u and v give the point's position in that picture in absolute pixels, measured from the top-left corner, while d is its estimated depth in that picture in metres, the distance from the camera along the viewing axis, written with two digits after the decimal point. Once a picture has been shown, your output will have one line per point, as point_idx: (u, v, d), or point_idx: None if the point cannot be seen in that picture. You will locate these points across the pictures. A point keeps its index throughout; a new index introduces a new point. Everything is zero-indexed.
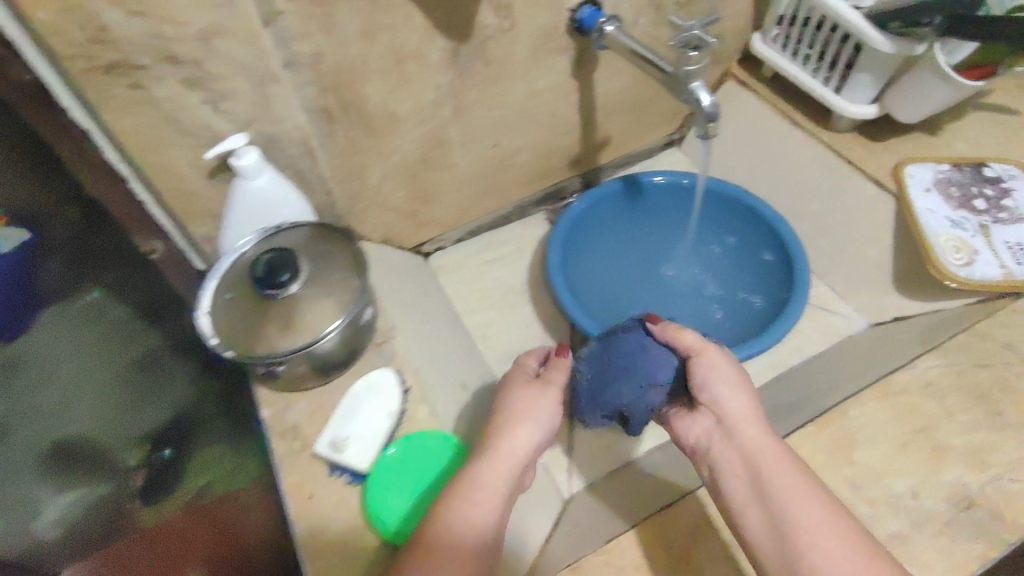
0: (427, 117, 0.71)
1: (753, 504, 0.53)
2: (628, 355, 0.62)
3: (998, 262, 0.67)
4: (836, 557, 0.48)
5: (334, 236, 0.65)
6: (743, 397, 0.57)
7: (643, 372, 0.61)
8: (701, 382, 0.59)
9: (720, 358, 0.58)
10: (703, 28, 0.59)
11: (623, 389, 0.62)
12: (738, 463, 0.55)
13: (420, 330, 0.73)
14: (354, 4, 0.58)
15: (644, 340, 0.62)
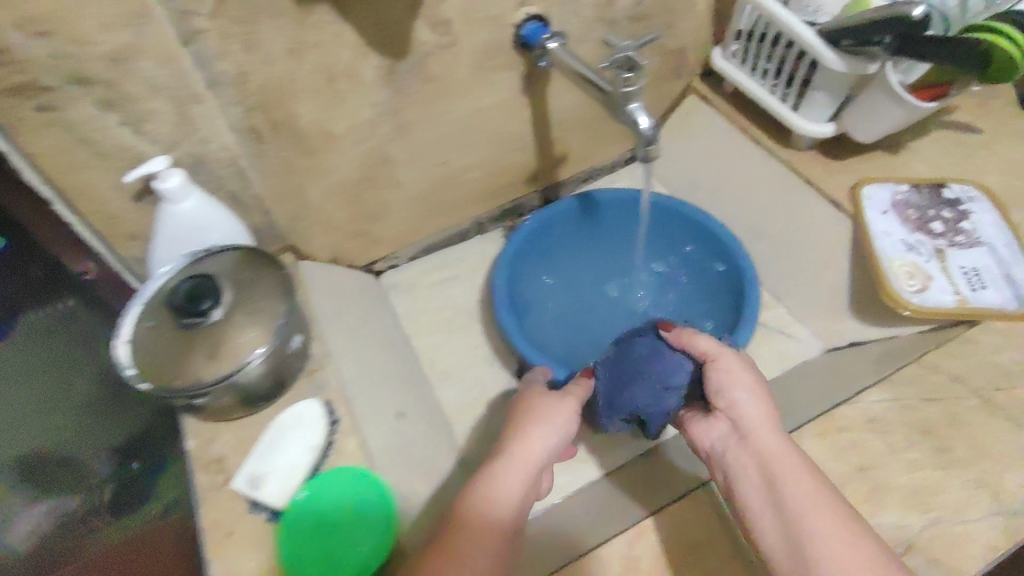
0: (366, 134, 0.70)
1: (767, 508, 0.50)
2: (642, 358, 0.63)
3: (953, 288, 0.65)
4: (850, 562, 0.45)
5: (263, 263, 0.63)
6: (759, 401, 0.56)
7: (657, 374, 0.62)
8: (719, 386, 0.58)
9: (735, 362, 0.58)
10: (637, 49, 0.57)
11: (637, 391, 0.63)
12: (752, 465, 0.53)
13: (361, 357, 0.71)
14: (278, 22, 0.56)
15: (658, 345, 0.64)
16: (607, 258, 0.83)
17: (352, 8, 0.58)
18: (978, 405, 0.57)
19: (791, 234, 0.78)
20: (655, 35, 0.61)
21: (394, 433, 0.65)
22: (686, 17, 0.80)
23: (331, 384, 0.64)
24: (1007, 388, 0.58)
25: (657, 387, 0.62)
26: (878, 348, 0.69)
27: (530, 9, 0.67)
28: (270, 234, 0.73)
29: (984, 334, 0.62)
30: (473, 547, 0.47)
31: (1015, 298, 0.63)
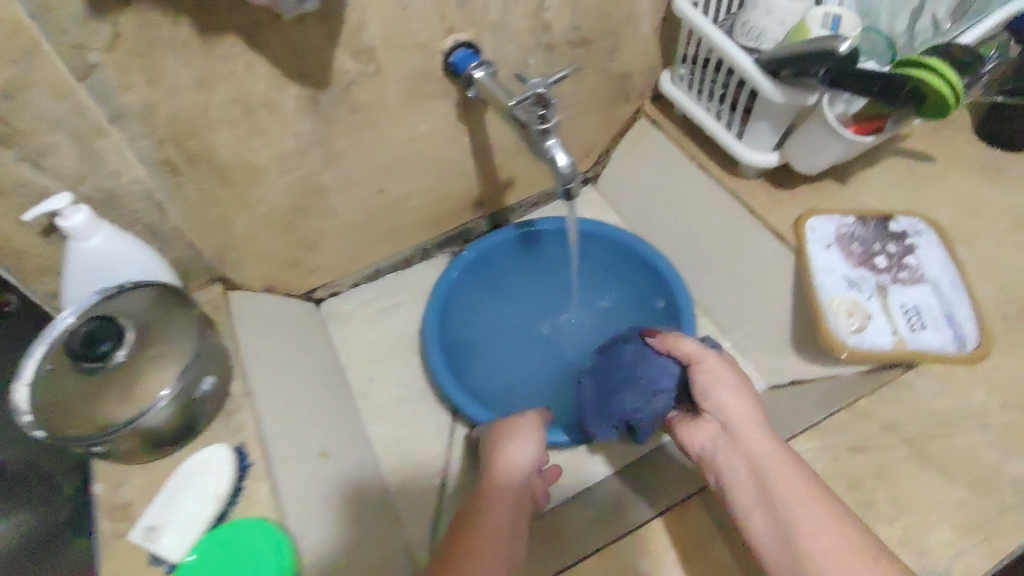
0: (293, 165, 0.68)
1: (761, 508, 0.50)
2: (631, 365, 0.69)
3: (892, 328, 0.63)
4: (843, 555, 0.46)
5: (174, 301, 0.61)
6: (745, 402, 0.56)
7: (646, 380, 0.66)
8: (705, 389, 0.59)
9: (719, 364, 0.59)
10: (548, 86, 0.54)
11: (626, 397, 0.68)
12: (742, 466, 0.53)
13: (288, 393, 0.70)
14: (182, 55, 0.53)
15: (644, 351, 0.69)
16: (543, 293, 0.86)
17: (263, 38, 0.55)
18: (908, 457, 0.55)
19: (733, 266, 0.78)
20: (564, 74, 0.58)
21: (316, 478, 0.64)
22: (631, 42, 0.78)
23: (247, 426, 0.63)
24: (939, 437, 0.56)
25: (645, 393, 0.66)
26: (818, 387, 0.66)
27: (460, 35, 0.65)
28: (196, 266, 0.71)
29: (920, 379, 0.60)
30: (492, 544, 0.50)
31: (955, 340, 0.61)
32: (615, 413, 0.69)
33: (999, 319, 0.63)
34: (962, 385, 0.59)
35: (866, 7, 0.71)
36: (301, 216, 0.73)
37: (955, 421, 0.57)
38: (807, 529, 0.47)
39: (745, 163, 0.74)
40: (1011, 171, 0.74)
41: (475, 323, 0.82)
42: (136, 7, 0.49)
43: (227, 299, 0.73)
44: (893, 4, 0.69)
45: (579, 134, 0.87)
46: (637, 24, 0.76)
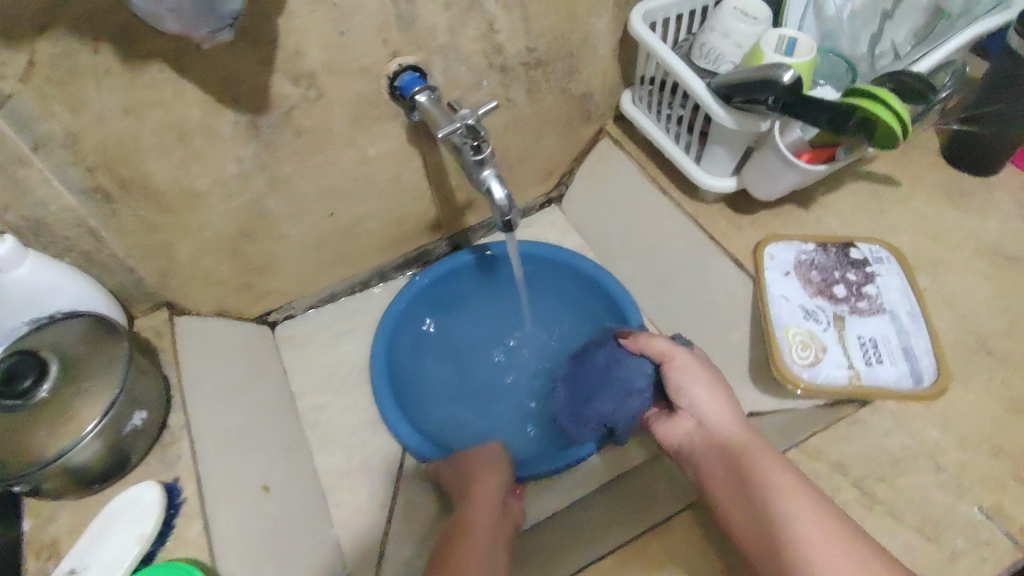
0: (235, 190, 0.66)
1: (735, 495, 0.53)
2: (606, 368, 0.70)
3: (847, 361, 0.61)
4: (820, 530, 0.47)
5: (105, 334, 0.59)
6: (718, 397, 0.59)
7: (621, 382, 0.68)
8: (677, 386, 0.62)
9: (691, 362, 0.62)
10: (477, 116, 0.57)
11: (602, 400, 0.69)
12: (718, 457, 0.55)
13: (231, 423, 0.68)
14: (106, 82, 0.51)
15: (618, 354, 0.70)
16: (496, 320, 0.89)
17: (193, 64, 0.54)
18: (857, 501, 0.53)
19: (695, 291, 0.76)
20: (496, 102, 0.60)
21: (255, 515, 0.63)
22: (590, 62, 0.76)
23: (183, 459, 0.60)
24: (890, 479, 0.54)
25: (620, 395, 0.67)
26: (772, 421, 0.64)
27: (405, 59, 0.63)
28: (139, 292, 0.68)
29: (874, 416, 0.58)
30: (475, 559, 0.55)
31: (911, 375, 0.60)
32: (593, 415, 0.71)
33: (957, 352, 0.61)
34: (916, 423, 0.57)
35: (828, 28, 0.69)
36: (249, 241, 0.72)
37: (906, 461, 0.55)
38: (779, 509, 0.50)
39: (703, 188, 0.72)
40: (976, 197, 0.72)
41: (428, 351, 0.85)
42: (52, 35, 0.47)
43: (172, 324, 0.71)
44: (853, 29, 0.68)
45: (541, 154, 0.85)
46: (595, 44, 0.74)
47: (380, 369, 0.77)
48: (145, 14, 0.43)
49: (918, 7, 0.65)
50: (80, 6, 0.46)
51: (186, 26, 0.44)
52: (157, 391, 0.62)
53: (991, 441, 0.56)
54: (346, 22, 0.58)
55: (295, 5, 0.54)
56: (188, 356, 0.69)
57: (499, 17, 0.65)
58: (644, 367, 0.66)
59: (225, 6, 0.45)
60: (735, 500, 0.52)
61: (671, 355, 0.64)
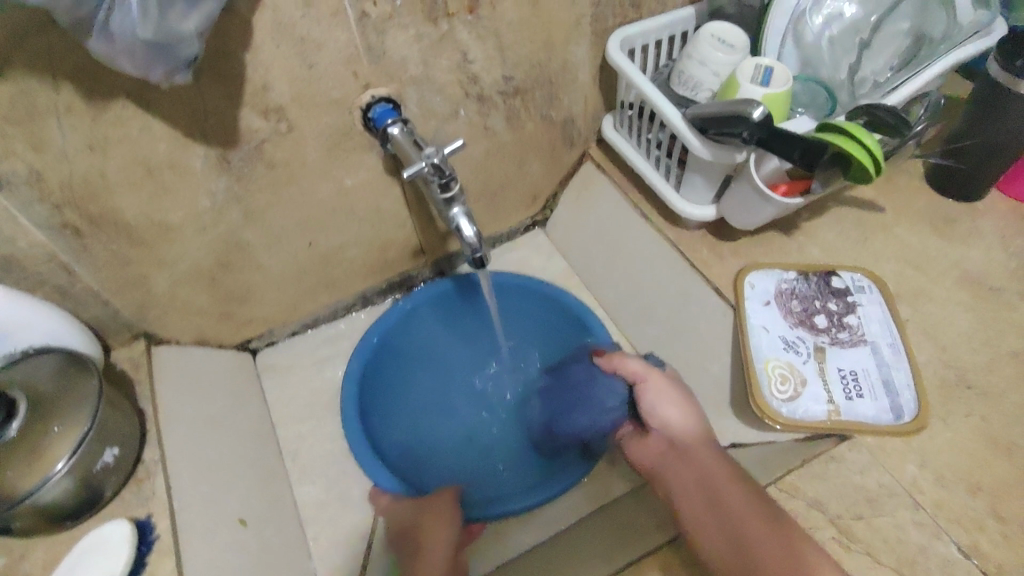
0: (209, 223, 0.65)
1: (704, 508, 0.54)
2: (582, 384, 0.76)
3: (827, 396, 0.60)
4: (777, 547, 0.49)
5: (76, 369, 0.58)
6: (689, 418, 0.64)
7: (595, 400, 0.74)
8: (650, 406, 0.66)
9: (663, 382, 0.67)
10: (442, 156, 0.57)
11: (578, 417, 0.75)
12: (688, 474, 0.58)
13: (208, 455, 0.67)
14: (70, 120, 0.51)
15: (594, 371, 0.75)
16: (472, 352, 0.90)
17: (156, 101, 0.53)
18: (835, 540, 0.52)
19: (679, 319, 0.75)
20: (462, 141, 0.60)
21: (231, 550, 0.61)
22: (570, 88, 0.75)
23: (158, 494, 0.59)
24: (867, 518, 0.53)
25: (594, 412, 0.73)
26: (752, 453, 0.63)
27: (378, 91, 0.63)
28: (114, 324, 0.67)
29: (852, 451, 0.57)
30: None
31: (892, 410, 0.59)
32: (569, 432, 0.76)
33: (936, 386, 0.60)
34: (892, 459, 0.56)
35: (808, 55, 0.67)
36: (226, 271, 0.71)
37: (883, 500, 0.54)
38: (746, 520, 0.51)
39: (684, 216, 0.71)
40: (960, 225, 0.71)
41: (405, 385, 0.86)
42: (10, 76, 0.46)
43: (149, 355, 0.70)
44: (833, 56, 0.67)
45: (524, 180, 0.84)
46: (574, 72, 0.74)
47: (350, 410, 0.76)
48: (102, 55, 0.43)
49: (900, 31, 0.66)
50: (38, 49, 0.46)
51: (141, 68, 0.44)
52: (131, 426, 0.60)
53: (969, 479, 0.55)
54: (314, 56, 0.57)
55: (260, 41, 0.54)
56: (164, 387, 0.68)
57: (473, 47, 0.65)
58: (618, 387, 0.71)
59: (181, 49, 0.44)
60: (700, 514, 0.53)
61: (646, 376, 0.68)
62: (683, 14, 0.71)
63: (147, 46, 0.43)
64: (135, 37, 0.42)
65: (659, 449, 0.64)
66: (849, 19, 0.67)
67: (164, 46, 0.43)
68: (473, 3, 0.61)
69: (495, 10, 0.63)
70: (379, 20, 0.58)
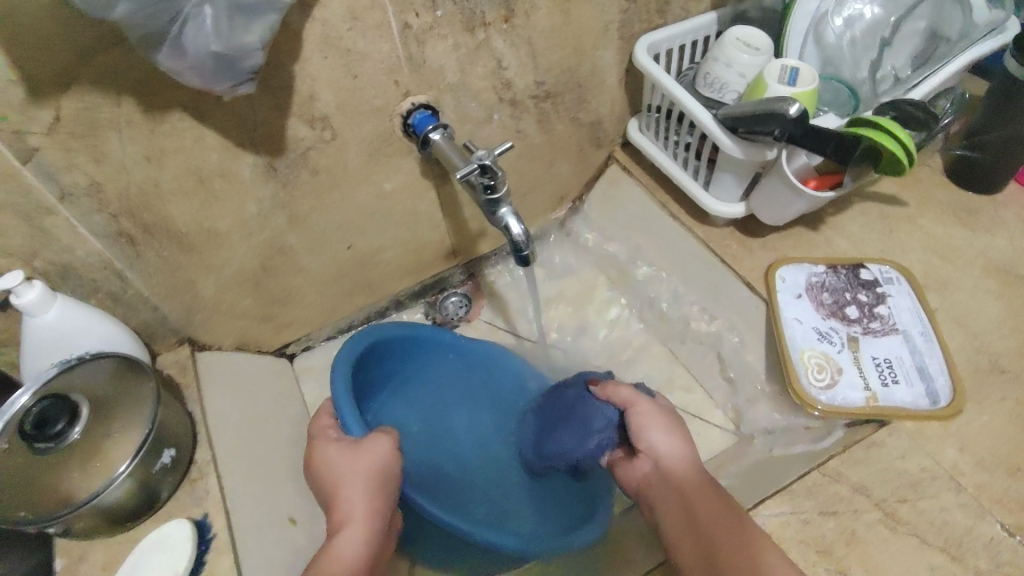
0: (254, 228, 0.67)
1: (684, 528, 0.53)
2: (572, 406, 0.68)
3: (863, 383, 0.62)
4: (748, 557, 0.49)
5: (132, 374, 0.59)
6: (680, 446, 0.59)
7: (583, 421, 0.66)
8: (637, 429, 0.61)
9: (652, 408, 0.62)
10: (494, 158, 0.60)
11: (566, 436, 0.68)
12: (672, 496, 0.56)
13: (255, 455, 0.68)
14: (128, 133, 0.53)
15: (585, 398, 0.67)
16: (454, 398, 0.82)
17: (210, 112, 0.55)
18: (879, 523, 0.54)
19: (711, 314, 0.76)
20: (512, 143, 0.63)
21: (283, 545, 0.62)
22: (598, 92, 0.78)
23: (212, 494, 0.60)
24: (911, 501, 0.55)
25: (581, 431, 0.66)
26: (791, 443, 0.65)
27: (418, 98, 0.65)
28: (162, 329, 0.69)
29: (892, 437, 0.59)
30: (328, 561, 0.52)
31: (928, 396, 0.60)
32: (557, 454, 0.69)
33: (970, 372, 0.62)
34: (933, 443, 0.58)
35: (829, 55, 0.69)
36: (268, 276, 0.73)
37: (926, 483, 0.56)
38: (722, 539, 0.51)
39: (712, 214, 0.73)
40: (984, 216, 0.73)
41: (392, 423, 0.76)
42: (77, 90, 0.48)
43: (195, 360, 0.71)
44: (853, 55, 0.69)
45: (552, 181, 0.86)
46: (602, 76, 0.76)
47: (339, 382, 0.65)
48: (168, 69, 0.46)
49: (916, 31, 0.68)
50: (103, 63, 0.48)
51: (207, 81, 0.47)
52: (185, 429, 0.61)
53: (1008, 461, 0.57)
54: (358, 67, 0.60)
55: (309, 53, 0.56)
56: (210, 391, 0.69)
57: (507, 55, 0.67)
58: (607, 411, 0.64)
59: (244, 61, 0.47)
60: (682, 536, 0.53)
61: (633, 402, 0.62)
62: (707, 19, 0.74)
63: (215, 59, 0.45)
64: (206, 50, 0.44)
65: (647, 476, 0.59)
66: (869, 19, 0.69)
67: (230, 58, 0.46)
68: (508, 13, 0.64)
69: (529, 19, 0.65)
70: (420, 31, 0.60)
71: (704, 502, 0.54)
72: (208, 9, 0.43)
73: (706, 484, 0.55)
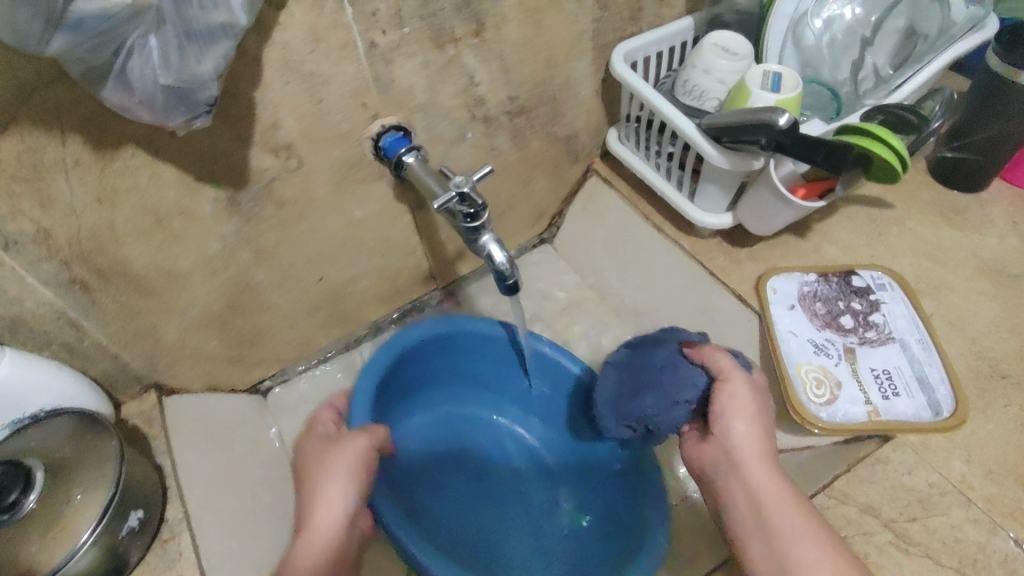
0: (219, 266, 0.63)
1: (752, 520, 0.52)
2: (658, 370, 0.64)
3: (863, 396, 0.60)
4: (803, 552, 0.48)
5: (93, 434, 0.55)
6: (756, 433, 0.56)
7: (669, 388, 0.62)
8: (719, 411, 0.58)
9: (745, 390, 0.58)
10: (472, 183, 0.57)
11: (650, 400, 0.64)
12: (738, 489, 0.54)
13: (231, 506, 0.63)
14: (76, 173, 0.49)
15: (677, 359, 0.63)
16: (515, 401, 0.85)
17: (164, 146, 0.51)
18: (892, 545, 0.52)
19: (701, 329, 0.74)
20: (490, 166, 0.60)
21: None
22: (573, 105, 0.75)
23: (185, 555, 0.56)
24: (921, 519, 0.53)
25: (666, 400, 0.62)
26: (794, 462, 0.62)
27: (387, 120, 0.62)
28: (123, 377, 0.64)
29: (897, 452, 0.57)
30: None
31: (930, 407, 0.59)
32: (634, 414, 0.66)
33: (972, 378, 0.60)
34: (939, 457, 0.56)
35: (808, 57, 0.67)
36: (237, 314, 0.69)
37: (935, 499, 0.54)
38: (785, 533, 0.50)
39: (697, 224, 0.71)
40: (971, 215, 0.72)
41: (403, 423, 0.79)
42: (15, 132, 0.44)
43: (161, 406, 0.66)
44: (834, 56, 0.67)
45: (531, 197, 0.83)
46: (577, 87, 0.73)
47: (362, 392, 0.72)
48: (116, 105, 0.43)
49: (895, 29, 0.66)
50: (43, 100, 0.44)
51: (159, 115, 0.44)
52: (153, 485, 0.57)
53: (1018, 471, 0.55)
54: (322, 91, 0.56)
55: (269, 79, 0.52)
56: (181, 442, 0.64)
57: (478, 70, 0.64)
58: (697, 378, 0.61)
59: (200, 93, 0.44)
60: (751, 528, 0.52)
61: (727, 377, 0.59)
62: (684, 25, 0.72)
63: (166, 93, 0.42)
64: (155, 83, 0.42)
65: (717, 459, 0.57)
66: (849, 20, 0.67)
67: (182, 90, 0.43)
68: (478, 27, 0.61)
69: (500, 32, 0.62)
70: (388, 50, 0.57)
71: (774, 495, 0.52)
72: (154, 39, 0.40)
73: (780, 482, 0.53)
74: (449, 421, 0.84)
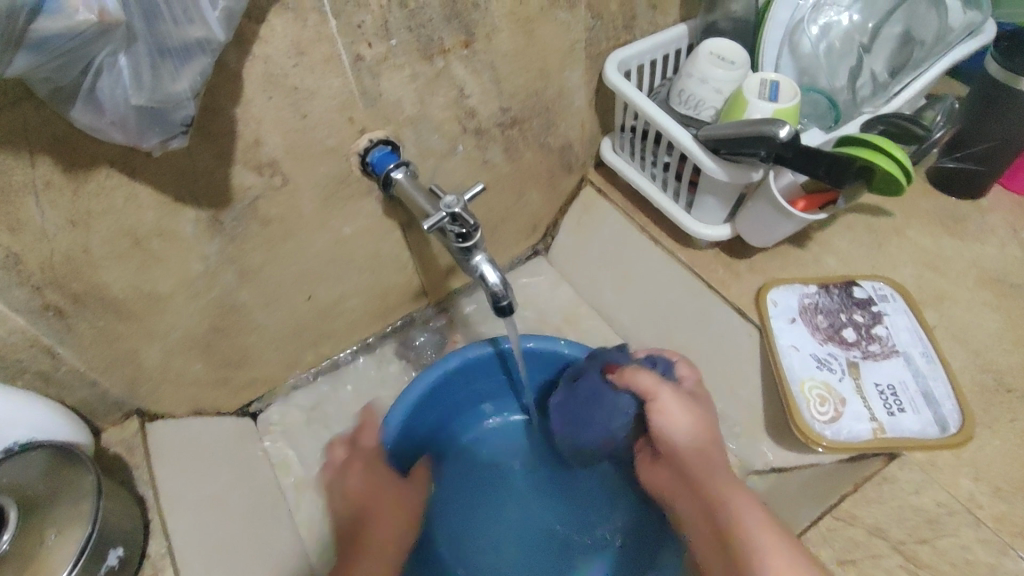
0: (202, 288, 0.61)
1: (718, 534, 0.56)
2: (587, 401, 0.68)
3: (869, 413, 0.58)
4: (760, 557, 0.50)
5: (70, 469, 0.53)
6: (698, 442, 0.62)
7: (604, 415, 0.68)
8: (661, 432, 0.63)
9: (674, 405, 0.62)
10: (463, 202, 0.55)
11: (587, 433, 0.70)
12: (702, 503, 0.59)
13: (219, 537, 0.61)
14: (48, 197, 0.46)
15: (600, 386, 0.67)
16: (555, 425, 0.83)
17: (141, 166, 0.49)
18: (902, 568, 0.50)
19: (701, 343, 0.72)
20: (481, 184, 0.58)
21: None
22: (567, 115, 0.73)
23: None
24: (930, 541, 0.51)
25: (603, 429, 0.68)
26: (798, 478, 0.62)
27: (375, 134, 0.60)
28: (103, 405, 0.62)
29: (903, 470, 0.55)
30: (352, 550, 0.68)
31: (937, 423, 0.57)
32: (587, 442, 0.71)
33: (977, 393, 0.59)
34: (946, 476, 0.55)
35: (805, 65, 0.66)
36: (222, 336, 0.66)
37: (944, 520, 0.52)
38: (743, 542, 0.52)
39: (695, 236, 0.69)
40: (971, 223, 0.71)
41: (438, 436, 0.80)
42: None
43: (144, 434, 0.64)
44: (831, 64, 0.65)
45: (525, 210, 0.81)
46: (570, 97, 0.71)
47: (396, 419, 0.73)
48: (87, 126, 0.40)
49: (892, 36, 0.65)
50: (9, 121, 0.41)
51: (133, 136, 0.42)
52: (133, 519, 0.54)
53: None
54: (307, 106, 0.54)
55: (250, 94, 0.50)
56: (163, 470, 0.61)
57: (469, 81, 0.62)
58: (624, 402, 0.66)
59: (176, 113, 0.41)
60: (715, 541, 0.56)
61: (654, 394, 0.63)
62: (676, 33, 0.71)
63: (139, 113, 0.40)
64: (126, 103, 0.39)
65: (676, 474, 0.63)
66: (846, 27, 0.65)
67: (155, 110, 0.40)
68: (468, 38, 0.59)
69: (490, 42, 0.60)
70: (374, 63, 0.55)
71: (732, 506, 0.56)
72: (124, 58, 0.38)
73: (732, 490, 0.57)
74: (481, 452, 0.83)
